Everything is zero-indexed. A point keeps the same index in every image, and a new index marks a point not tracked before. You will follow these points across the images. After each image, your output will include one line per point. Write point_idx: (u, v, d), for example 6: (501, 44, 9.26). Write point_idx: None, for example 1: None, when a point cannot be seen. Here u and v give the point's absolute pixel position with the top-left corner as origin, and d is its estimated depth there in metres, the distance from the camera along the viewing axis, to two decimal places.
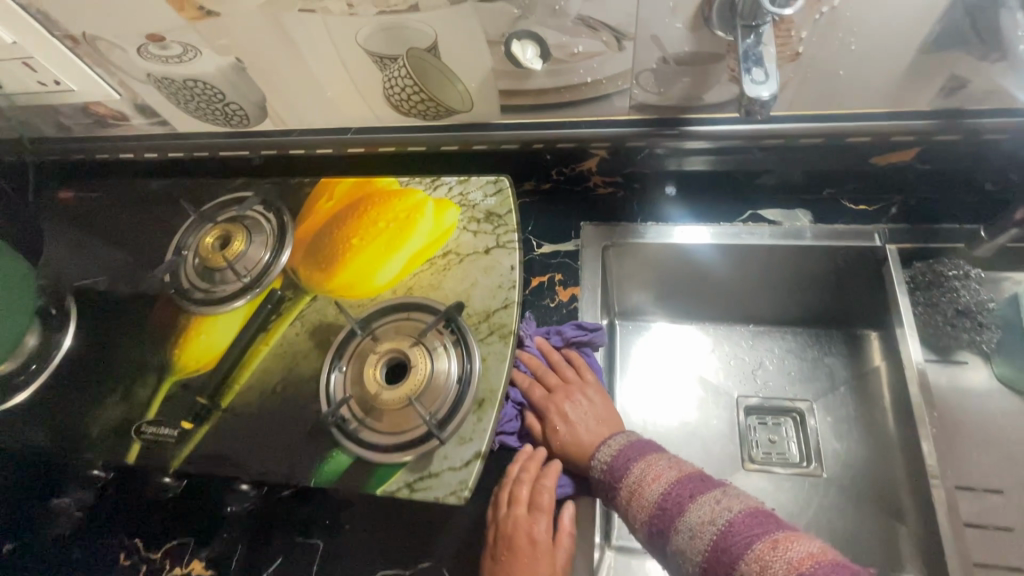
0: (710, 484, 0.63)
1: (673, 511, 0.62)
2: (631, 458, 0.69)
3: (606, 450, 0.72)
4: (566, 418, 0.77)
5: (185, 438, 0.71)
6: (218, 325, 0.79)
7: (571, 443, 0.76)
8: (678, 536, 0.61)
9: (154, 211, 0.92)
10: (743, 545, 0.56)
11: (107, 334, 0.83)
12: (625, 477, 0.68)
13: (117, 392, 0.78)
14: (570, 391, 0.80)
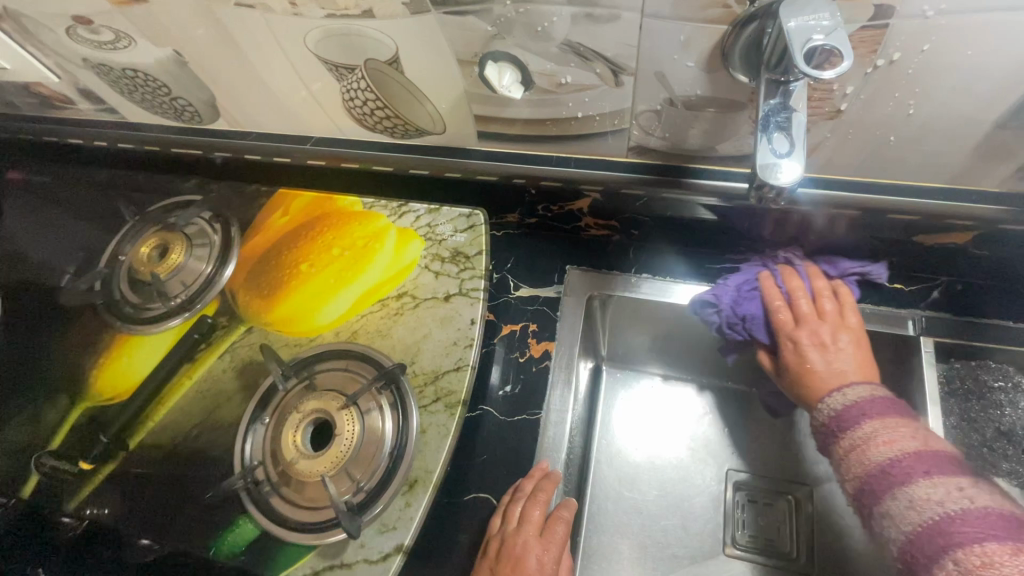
0: (959, 470, 0.48)
1: (888, 478, 0.49)
2: (868, 411, 0.54)
3: (836, 396, 0.57)
4: (821, 351, 0.61)
5: (87, 477, 0.64)
6: (142, 348, 0.71)
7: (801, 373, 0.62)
8: (886, 509, 0.48)
9: (100, 206, 0.84)
10: (970, 537, 0.43)
11: (26, 341, 0.75)
12: (847, 427, 0.54)
13: (23, 411, 0.70)
14: (786, 323, 0.64)
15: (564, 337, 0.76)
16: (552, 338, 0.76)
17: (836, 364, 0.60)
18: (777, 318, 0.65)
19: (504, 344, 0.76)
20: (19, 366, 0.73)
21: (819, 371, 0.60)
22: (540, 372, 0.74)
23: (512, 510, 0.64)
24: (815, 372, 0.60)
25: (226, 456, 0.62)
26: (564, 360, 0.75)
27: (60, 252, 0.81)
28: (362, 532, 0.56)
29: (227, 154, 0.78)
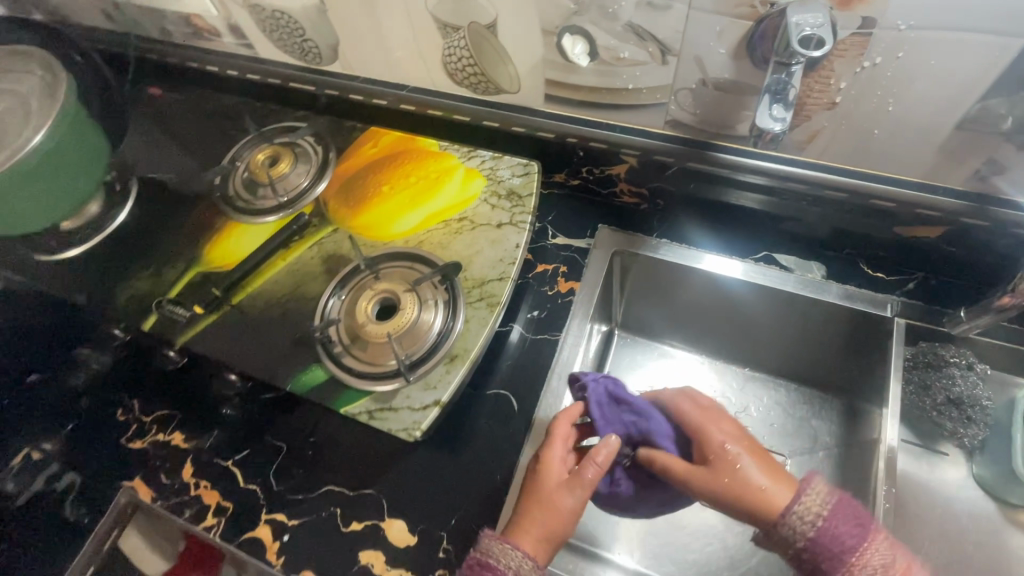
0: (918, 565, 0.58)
1: (831, 548, 0.58)
2: (796, 487, 0.62)
3: (804, 508, 0.60)
4: (721, 449, 0.68)
5: (196, 320, 0.80)
6: (248, 233, 0.87)
7: (727, 483, 0.65)
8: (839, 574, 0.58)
9: (224, 124, 1.02)
10: None
11: (154, 217, 0.93)
12: (849, 553, 0.58)
13: (148, 268, 0.87)
14: (703, 458, 0.69)
15: (588, 281, 0.89)
16: (577, 280, 0.90)
17: (744, 456, 0.66)
18: (695, 443, 0.71)
19: (536, 279, 0.90)
20: (147, 235, 0.91)
21: (735, 494, 0.64)
22: (563, 305, 0.88)
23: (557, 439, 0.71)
24: (725, 492, 0.65)
25: (306, 319, 0.78)
26: (586, 298, 0.88)
27: (189, 155, 1.00)
28: (410, 386, 0.70)
29: (335, 92, 0.95)
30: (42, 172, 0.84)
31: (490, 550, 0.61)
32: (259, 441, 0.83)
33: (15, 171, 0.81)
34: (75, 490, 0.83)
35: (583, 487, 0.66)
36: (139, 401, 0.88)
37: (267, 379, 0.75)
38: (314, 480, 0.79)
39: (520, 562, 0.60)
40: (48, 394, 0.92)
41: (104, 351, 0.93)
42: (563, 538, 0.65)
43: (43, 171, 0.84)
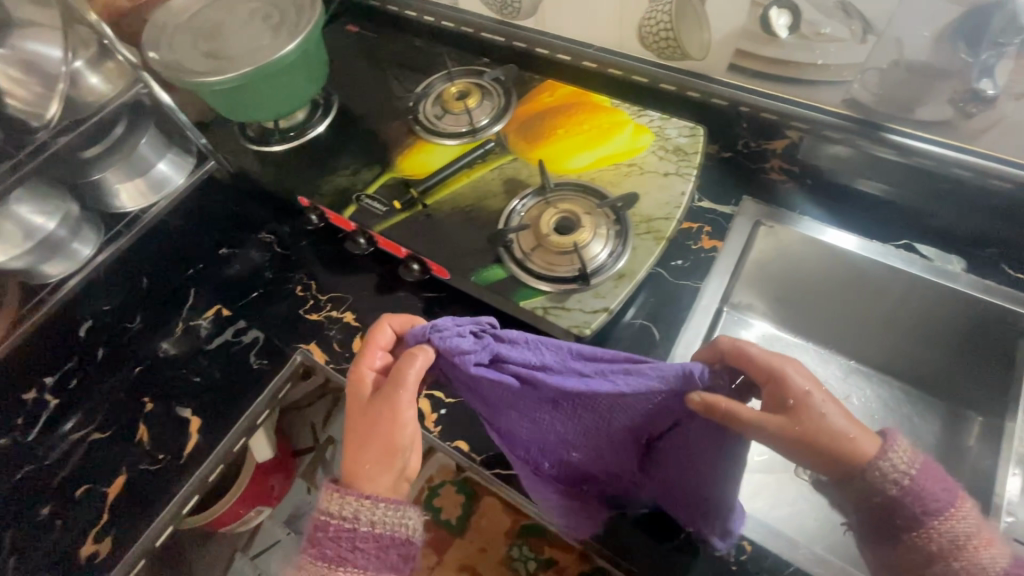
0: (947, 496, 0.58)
1: (916, 505, 0.57)
2: (883, 444, 0.59)
3: (896, 455, 0.58)
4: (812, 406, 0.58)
5: (392, 213, 0.92)
6: (437, 151, 1.00)
7: (806, 425, 0.57)
8: (920, 530, 0.57)
9: (414, 62, 1.16)
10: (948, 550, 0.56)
11: (353, 130, 1.07)
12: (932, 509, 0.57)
13: (349, 169, 1.01)
14: (777, 403, 0.59)
15: (731, 243, 0.96)
16: (721, 240, 0.97)
17: (830, 401, 0.58)
18: (767, 390, 0.60)
19: (682, 235, 0.98)
20: (346, 143, 1.06)
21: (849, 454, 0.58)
22: (705, 258, 0.96)
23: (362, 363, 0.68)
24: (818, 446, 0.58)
25: (488, 226, 0.88)
26: (728, 258, 0.95)
27: (382, 84, 1.14)
28: (583, 292, 0.80)
29: (522, 44, 1.07)
30: (279, 74, 0.94)
31: (324, 509, 0.59)
32: None
33: (264, 70, 0.91)
34: (258, 344, 0.97)
35: (409, 409, 0.63)
36: (318, 282, 1.02)
37: (450, 270, 0.85)
38: None
39: (362, 507, 0.58)
40: (240, 264, 1.08)
41: (294, 238, 1.08)
42: (400, 461, 0.62)
43: (281, 73, 0.94)
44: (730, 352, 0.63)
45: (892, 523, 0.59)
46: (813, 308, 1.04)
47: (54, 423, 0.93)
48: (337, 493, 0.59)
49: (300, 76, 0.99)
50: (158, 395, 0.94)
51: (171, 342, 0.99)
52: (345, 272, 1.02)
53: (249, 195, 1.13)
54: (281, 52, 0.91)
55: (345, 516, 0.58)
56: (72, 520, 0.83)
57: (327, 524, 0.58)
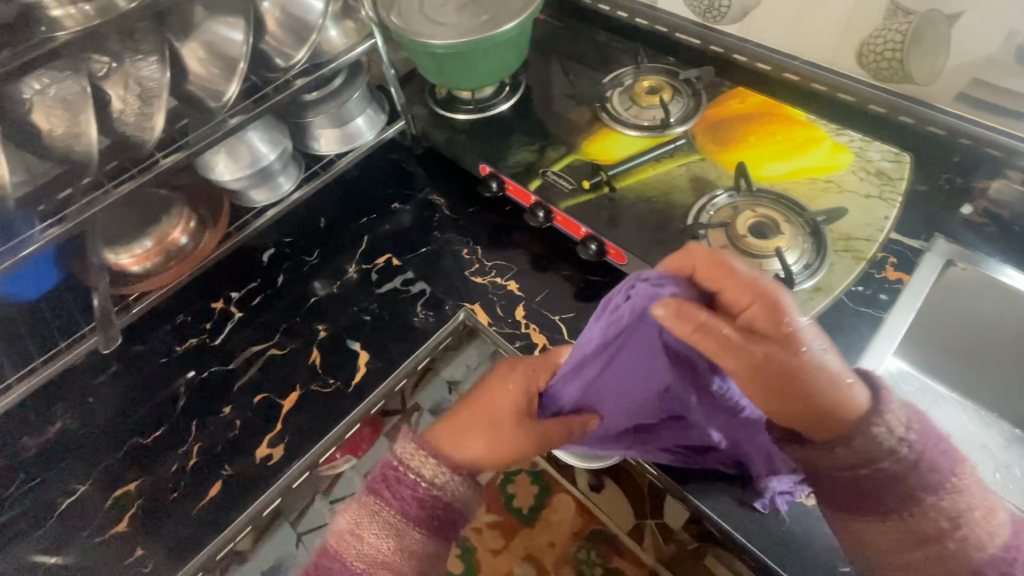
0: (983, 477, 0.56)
1: (914, 463, 0.54)
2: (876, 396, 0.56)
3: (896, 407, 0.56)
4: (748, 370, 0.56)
5: (577, 192, 0.96)
6: (623, 141, 1.02)
7: (766, 361, 0.54)
8: (914, 509, 0.55)
9: (600, 54, 1.19)
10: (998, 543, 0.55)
11: (537, 111, 1.12)
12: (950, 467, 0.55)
13: (533, 147, 1.05)
14: (772, 329, 0.55)
15: (918, 280, 0.88)
16: (908, 273, 0.88)
17: (826, 348, 0.56)
18: (749, 319, 0.56)
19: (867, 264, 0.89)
20: (530, 122, 1.10)
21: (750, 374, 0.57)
22: (891, 289, 0.87)
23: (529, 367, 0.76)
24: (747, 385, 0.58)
25: (674, 221, 0.89)
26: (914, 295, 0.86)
27: (567, 70, 1.17)
28: None
29: (719, 49, 1.07)
30: (490, 51, 0.99)
31: (413, 466, 0.63)
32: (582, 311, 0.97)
33: (479, 44, 0.96)
34: (425, 297, 1.03)
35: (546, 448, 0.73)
36: (483, 249, 1.07)
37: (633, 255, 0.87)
38: None
39: (442, 473, 0.63)
40: (408, 220, 1.14)
41: (462, 204, 1.14)
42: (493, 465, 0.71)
43: (492, 50, 0.99)
44: (704, 266, 0.60)
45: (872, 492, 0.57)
46: (987, 366, 0.96)
47: (239, 334, 1.02)
48: (425, 455, 0.63)
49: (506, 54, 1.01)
50: (331, 326, 1.01)
51: (344, 280, 1.07)
52: (511, 245, 1.06)
53: (424, 158, 1.21)
54: (501, 29, 0.95)
55: (432, 480, 0.62)
56: (252, 422, 0.92)
57: (415, 484, 0.62)
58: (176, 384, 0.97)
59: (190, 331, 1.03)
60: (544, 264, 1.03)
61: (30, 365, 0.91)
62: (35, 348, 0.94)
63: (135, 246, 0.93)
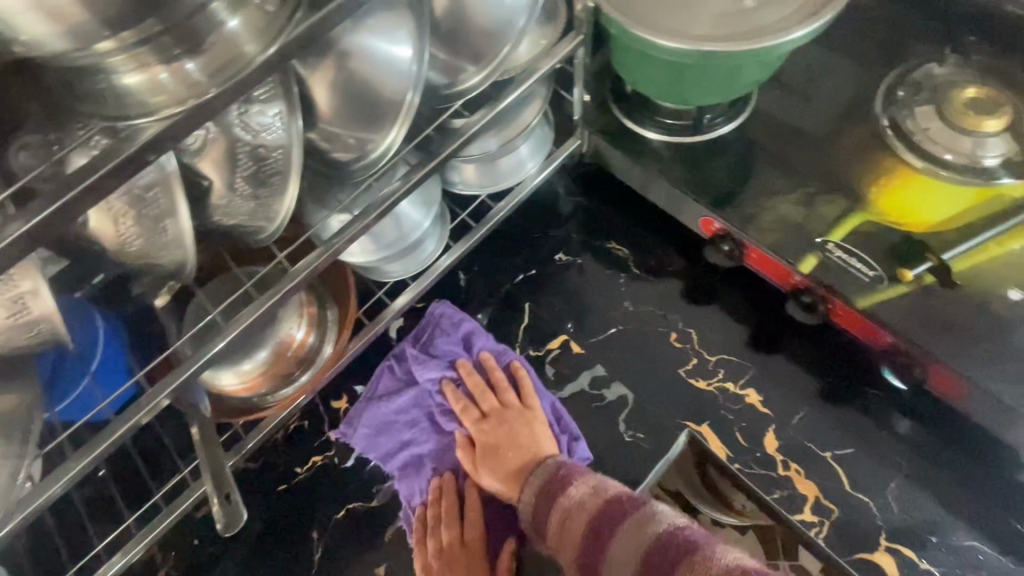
0: (565, 479, 0.63)
1: (558, 487, 0.62)
2: (563, 469, 0.64)
3: (535, 481, 0.65)
4: (595, 492, 0.58)
5: (889, 285, 0.64)
6: (940, 190, 0.68)
7: (490, 454, 0.72)
8: (610, 536, 0.53)
9: (865, 32, 0.81)
10: (565, 496, 0.60)
11: (781, 130, 0.77)
12: (566, 484, 0.62)
13: (795, 194, 0.72)
14: (539, 523, 0.62)
15: None
16: None
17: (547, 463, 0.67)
18: (500, 448, 0.72)
19: None
20: (775, 150, 0.76)
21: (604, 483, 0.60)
22: None
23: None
24: (518, 437, 0.72)
25: None
26: None
27: (819, 64, 0.81)
28: None
29: None
30: (764, 62, 0.62)
31: None
32: (867, 442, 0.70)
33: (751, 56, 0.60)
34: (627, 407, 0.76)
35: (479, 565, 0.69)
36: (700, 336, 0.78)
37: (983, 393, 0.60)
38: (938, 509, 0.67)
39: None
40: (577, 280, 0.84)
41: (655, 261, 0.84)
42: None
43: (767, 64, 0.62)
44: (517, 423, 0.73)
45: (575, 524, 0.57)
46: None
47: None
48: None
49: (769, 57, 0.61)
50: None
51: (508, 374, 0.80)
52: (745, 329, 0.78)
53: (595, 188, 0.89)
54: (792, 31, 0.58)
55: None
56: None
57: None
58: (308, 528, 0.74)
59: (312, 446, 0.78)
60: (796, 363, 0.75)
61: (124, 521, 0.69)
62: (126, 492, 0.70)
63: (243, 365, 0.67)
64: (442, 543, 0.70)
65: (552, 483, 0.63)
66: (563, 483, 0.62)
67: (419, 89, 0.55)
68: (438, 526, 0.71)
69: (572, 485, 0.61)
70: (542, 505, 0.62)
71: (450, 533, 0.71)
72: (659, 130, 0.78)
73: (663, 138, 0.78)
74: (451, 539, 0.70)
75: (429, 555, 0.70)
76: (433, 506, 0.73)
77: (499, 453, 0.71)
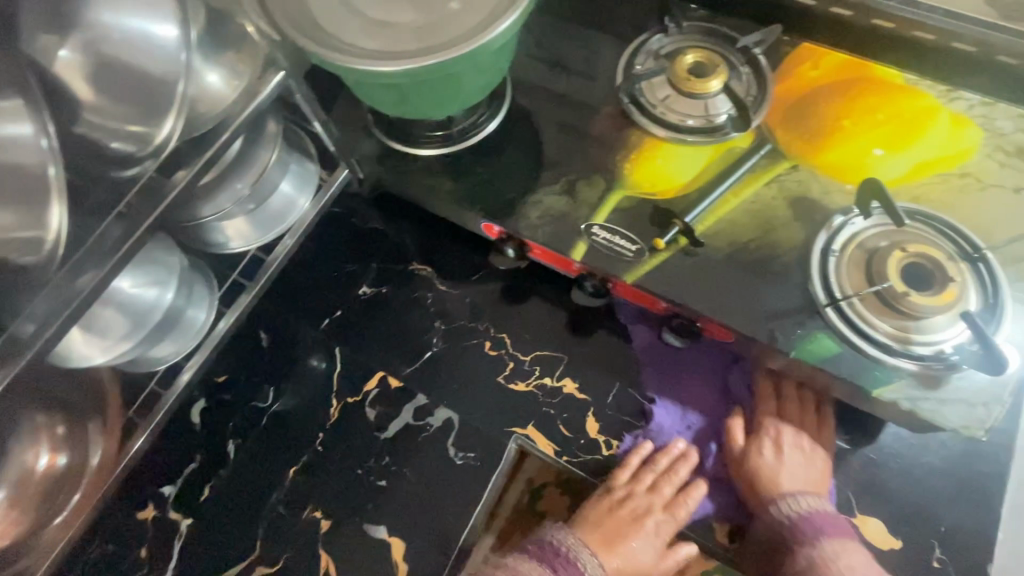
0: (838, 530, 0.64)
1: (811, 528, 0.64)
2: (793, 489, 0.66)
3: (791, 501, 0.66)
4: (831, 522, 0.65)
5: (649, 256, 0.67)
6: (680, 155, 0.72)
7: (750, 476, 0.68)
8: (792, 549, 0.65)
9: (600, 11, 0.84)
10: (814, 532, 0.64)
11: (539, 122, 0.78)
12: (812, 540, 0.64)
13: (559, 183, 0.73)
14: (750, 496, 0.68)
15: None
16: None
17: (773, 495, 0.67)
18: (740, 474, 0.69)
19: None
20: (537, 142, 0.77)
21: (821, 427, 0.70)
22: None
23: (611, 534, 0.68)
24: (775, 473, 0.67)
25: (791, 274, 0.65)
26: None
27: (564, 49, 0.82)
28: (959, 378, 0.59)
29: None
30: (477, 66, 0.62)
31: None
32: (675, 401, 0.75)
33: (455, 65, 0.59)
34: (454, 429, 0.74)
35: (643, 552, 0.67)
36: (512, 338, 0.79)
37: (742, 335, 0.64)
38: None
39: None
40: (385, 310, 0.82)
41: (459, 274, 0.83)
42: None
43: (482, 65, 0.62)
44: (795, 410, 0.71)
45: (762, 541, 0.68)
46: None
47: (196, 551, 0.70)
48: None
49: (478, 61, 0.61)
50: (327, 497, 0.72)
51: (329, 428, 0.75)
52: (553, 321, 0.80)
53: (388, 211, 0.86)
54: (483, 34, 0.58)
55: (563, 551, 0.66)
56: None
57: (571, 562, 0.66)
58: None
59: (122, 568, 0.70)
60: (604, 342, 0.78)
61: None
62: None
63: None
64: (616, 509, 0.70)
65: (802, 523, 0.65)
66: (829, 530, 0.64)
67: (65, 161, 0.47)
68: (657, 486, 0.69)
69: (832, 551, 0.62)
70: (755, 530, 0.69)
71: (655, 498, 0.69)
72: (436, 143, 0.76)
73: (442, 151, 0.76)
74: (657, 519, 0.68)
75: (640, 496, 0.69)
76: (666, 453, 0.71)
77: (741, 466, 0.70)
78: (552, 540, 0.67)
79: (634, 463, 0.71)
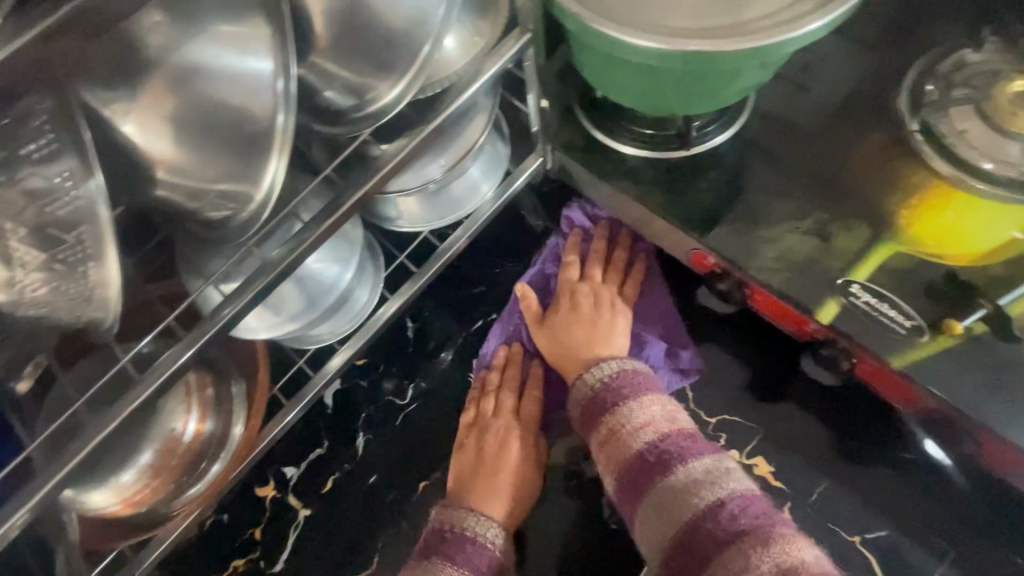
0: (699, 446, 0.49)
1: (649, 461, 0.49)
2: (652, 414, 0.52)
3: (605, 365, 0.58)
4: (669, 417, 0.52)
5: (934, 341, 0.51)
6: (985, 213, 0.55)
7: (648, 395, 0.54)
8: (673, 472, 0.47)
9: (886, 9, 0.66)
10: (677, 455, 0.48)
11: (789, 134, 0.63)
12: (631, 414, 0.52)
13: (810, 220, 0.58)
14: (590, 414, 0.55)
15: None
16: None
17: (631, 401, 0.53)
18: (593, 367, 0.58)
19: None
20: (783, 160, 0.62)
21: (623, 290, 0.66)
22: None
23: (480, 476, 0.60)
24: (569, 343, 0.63)
25: None
26: None
27: (833, 48, 0.66)
28: None
29: None
30: (759, 67, 0.48)
31: None
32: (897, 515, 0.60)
33: (742, 59, 0.46)
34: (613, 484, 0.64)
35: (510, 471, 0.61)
36: (695, 391, 0.67)
37: None
38: None
39: None
40: None
41: (640, 299, 0.71)
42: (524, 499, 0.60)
43: (767, 65, 0.48)
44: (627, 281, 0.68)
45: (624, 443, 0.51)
46: None
47: (310, 550, 0.64)
48: None
49: (767, 59, 0.47)
50: None
51: None
52: (749, 377, 0.67)
53: (566, 209, 0.75)
54: (795, 29, 0.44)
55: (476, 536, 0.55)
56: None
57: (467, 541, 0.54)
58: None
59: (232, 545, 0.64)
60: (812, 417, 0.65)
61: None
62: None
63: (120, 478, 0.50)
64: (482, 447, 0.63)
65: (608, 388, 0.56)
66: (632, 392, 0.55)
67: (293, 109, 0.39)
68: (499, 404, 0.65)
69: (634, 410, 0.52)
70: (588, 423, 0.56)
71: (512, 420, 0.64)
72: (637, 142, 0.63)
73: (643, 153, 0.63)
74: (506, 433, 0.63)
75: (501, 420, 0.64)
76: (497, 373, 0.67)
77: (566, 349, 0.63)
78: (436, 525, 0.56)
79: (471, 395, 0.67)
